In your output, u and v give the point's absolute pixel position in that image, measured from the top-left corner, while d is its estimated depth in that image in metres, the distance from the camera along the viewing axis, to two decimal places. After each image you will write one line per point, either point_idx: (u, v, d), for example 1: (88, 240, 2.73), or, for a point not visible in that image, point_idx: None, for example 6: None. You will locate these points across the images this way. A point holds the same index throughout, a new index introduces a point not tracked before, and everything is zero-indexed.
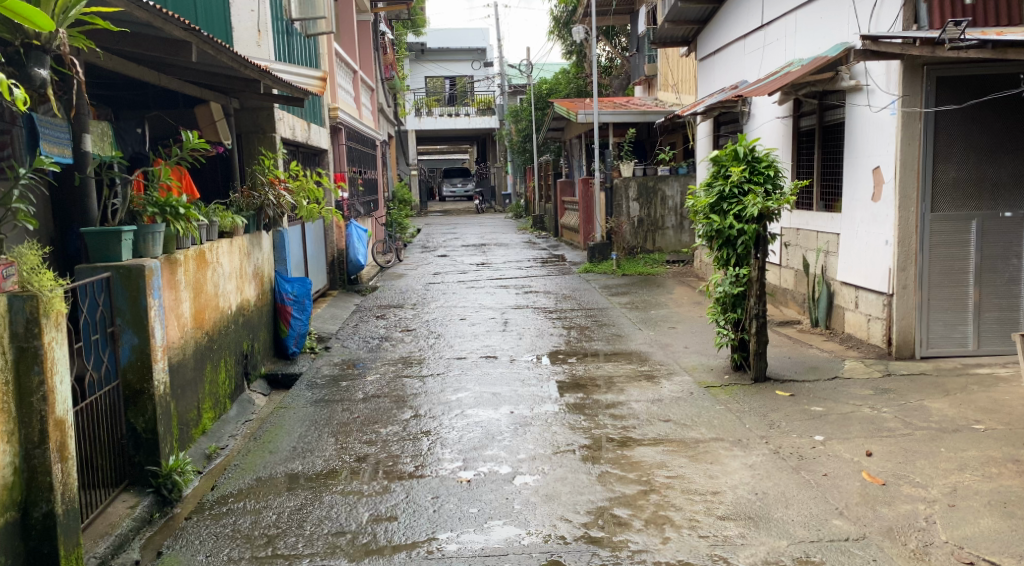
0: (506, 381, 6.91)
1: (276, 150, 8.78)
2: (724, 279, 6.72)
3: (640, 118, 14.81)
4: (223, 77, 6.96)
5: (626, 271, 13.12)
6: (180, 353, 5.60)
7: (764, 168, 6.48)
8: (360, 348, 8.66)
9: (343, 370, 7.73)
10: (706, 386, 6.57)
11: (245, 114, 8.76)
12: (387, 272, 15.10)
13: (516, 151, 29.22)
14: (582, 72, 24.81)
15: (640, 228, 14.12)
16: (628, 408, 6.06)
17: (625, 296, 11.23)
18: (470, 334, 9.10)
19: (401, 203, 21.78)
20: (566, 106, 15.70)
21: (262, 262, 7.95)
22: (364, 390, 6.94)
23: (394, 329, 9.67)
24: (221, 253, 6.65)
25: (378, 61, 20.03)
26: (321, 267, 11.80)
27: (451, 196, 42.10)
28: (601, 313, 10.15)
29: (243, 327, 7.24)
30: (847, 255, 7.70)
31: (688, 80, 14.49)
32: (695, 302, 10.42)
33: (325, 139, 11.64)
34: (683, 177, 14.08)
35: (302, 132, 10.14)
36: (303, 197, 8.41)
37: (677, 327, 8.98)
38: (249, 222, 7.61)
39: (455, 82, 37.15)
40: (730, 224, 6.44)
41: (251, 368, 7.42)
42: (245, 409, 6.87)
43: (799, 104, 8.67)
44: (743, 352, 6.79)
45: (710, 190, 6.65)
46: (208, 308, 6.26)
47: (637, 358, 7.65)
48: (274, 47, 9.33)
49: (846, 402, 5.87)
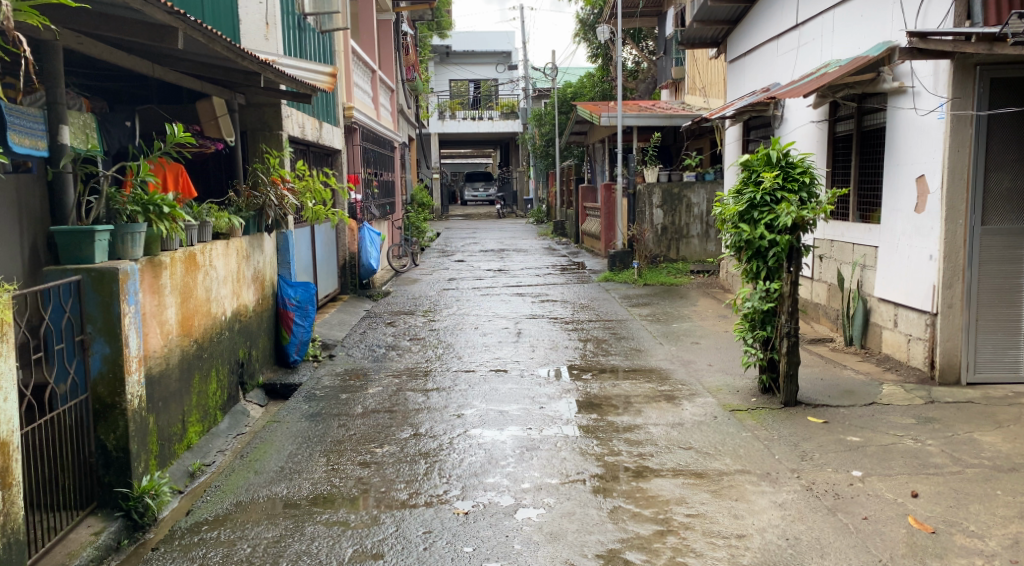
0: (515, 398, 6.46)
1: (282, 149, 8.41)
2: (753, 294, 6.21)
3: (666, 122, 14.33)
4: (222, 69, 6.59)
5: (648, 280, 12.63)
6: (162, 363, 5.22)
7: (799, 174, 5.98)
8: (365, 357, 8.25)
9: (345, 381, 7.32)
10: (732, 410, 6.08)
11: (250, 109, 8.39)
12: (402, 277, 14.72)
13: (538, 155, 28.81)
14: (607, 76, 24.33)
15: (663, 236, 13.61)
16: (645, 433, 5.59)
17: (646, 307, 10.74)
18: (482, 345, 8.65)
19: (420, 207, 21.43)
20: (589, 109, 15.23)
21: (263, 266, 7.56)
22: (364, 404, 6.51)
23: (403, 337, 9.25)
24: (214, 255, 6.26)
25: (399, 62, 19.71)
26: (331, 271, 11.43)
27: (473, 199, 41.75)
28: (620, 325, 9.67)
29: (239, 334, 6.84)
30: (885, 271, 7.18)
31: (717, 83, 13.96)
32: (719, 315, 9.91)
33: (338, 139, 11.28)
34: (710, 184, 13.57)
35: (313, 131, 9.77)
36: (309, 197, 8.03)
37: (701, 342, 8.49)
38: (248, 223, 7.21)
39: (479, 85, 36.78)
40: (761, 234, 5.97)
41: (247, 377, 7.01)
42: (238, 422, 6.46)
43: (836, 107, 8.17)
44: (773, 373, 6.30)
45: (740, 197, 6.15)
46: (199, 315, 5.89)
47: (657, 376, 7.17)
48: (284, 42, 8.96)
49: (886, 432, 5.36)
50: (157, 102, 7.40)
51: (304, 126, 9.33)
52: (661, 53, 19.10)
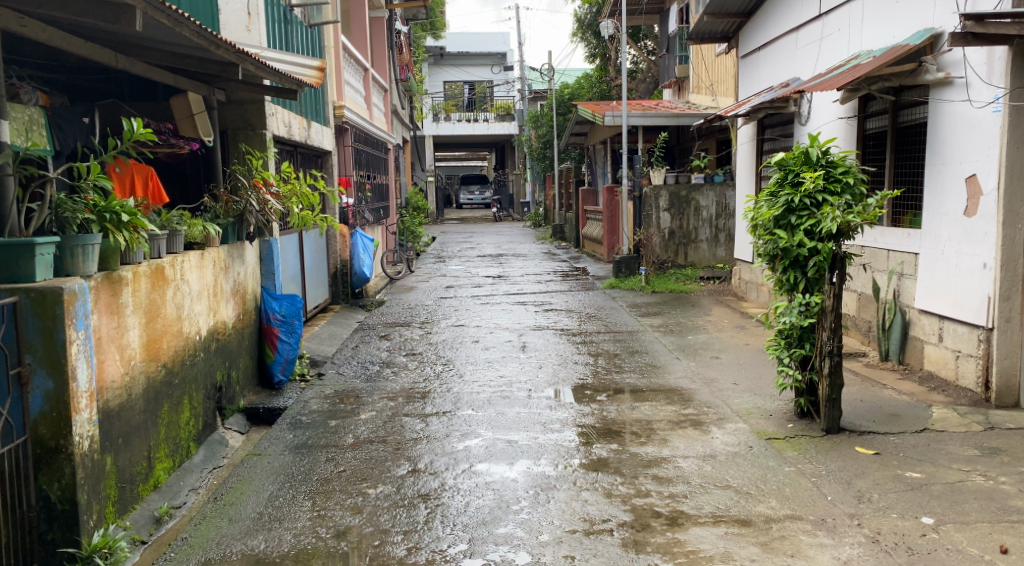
0: (524, 425, 5.81)
1: (266, 149, 7.74)
2: (790, 308, 5.58)
3: (673, 121, 13.70)
4: (197, 61, 5.94)
5: (656, 287, 12.00)
6: (123, 394, 4.54)
7: (841, 175, 5.35)
8: (357, 376, 7.58)
9: (335, 405, 6.66)
10: (768, 438, 5.44)
11: (231, 106, 7.73)
12: (396, 285, 14.06)
13: (535, 158, 28.14)
14: (606, 76, 23.70)
15: (671, 241, 12.97)
16: (674, 467, 4.95)
17: (657, 317, 10.10)
18: (483, 361, 7.99)
19: (416, 211, 20.73)
20: (591, 108, 14.57)
21: (244, 278, 6.90)
22: (355, 432, 5.85)
23: (397, 352, 8.59)
24: (186, 268, 5.58)
25: (393, 62, 19.05)
26: (321, 280, 10.76)
27: (468, 203, 41.04)
28: (631, 337, 9.02)
29: (216, 354, 6.17)
30: (927, 280, 6.55)
31: (726, 80, 13.33)
32: (737, 326, 9.26)
33: (328, 140, 10.63)
34: (719, 186, 12.93)
35: (300, 131, 9.12)
36: (295, 202, 7.38)
37: (721, 357, 7.84)
38: (227, 231, 6.53)
39: (474, 86, 36.07)
40: (800, 241, 5.34)
41: (225, 402, 6.35)
42: (214, 453, 5.78)
43: (866, 102, 7.55)
44: (811, 397, 5.66)
45: (774, 200, 5.51)
46: (168, 336, 5.22)
47: (679, 397, 6.52)
48: (268, 36, 8.32)
49: (949, 466, 4.72)
50: (129, 98, 6.77)
51: (290, 125, 8.68)
52: (663, 51, 18.46)
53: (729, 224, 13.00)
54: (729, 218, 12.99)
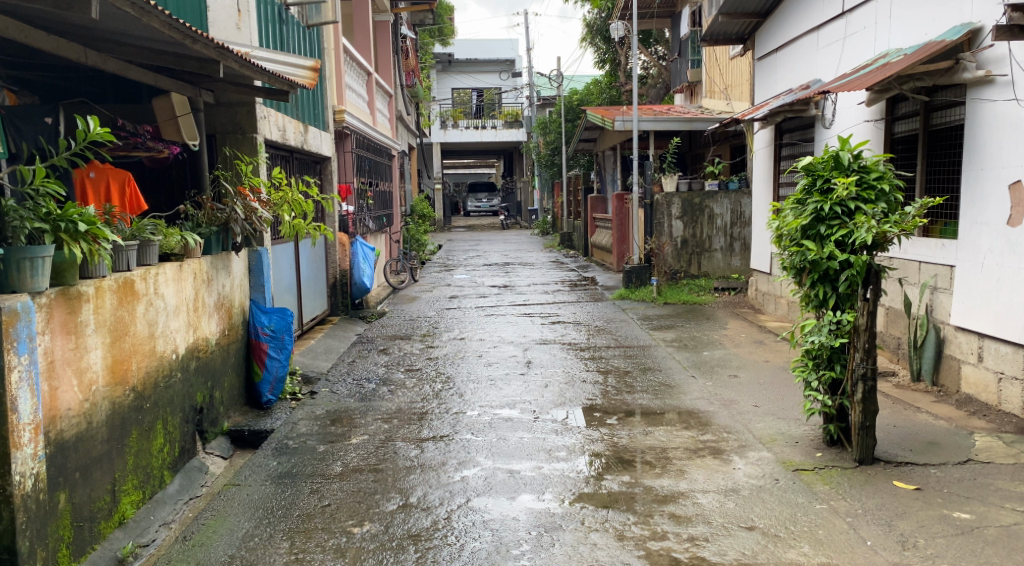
0: (528, 453, 5.35)
1: (257, 154, 7.31)
2: (819, 326, 5.09)
3: (686, 126, 13.20)
4: (173, 57, 5.52)
5: (668, 299, 11.51)
6: (82, 423, 4.09)
7: (875, 181, 4.88)
8: (351, 395, 7.13)
9: (327, 427, 6.21)
10: (796, 470, 4.96)
11: (219, 109, 7.31)
12: (399, 295, 13.62)
13: (543, 165, 27.71)
14: (615, 82, 23.26)
15: (684, 250, 12.49)
16: (693, 503, 4.50)
17: (669, 331, 9.62)
18: (486, 379, 7.53)
19: (421, 219, 20.30)
20: (600, 113, 14.13)
21: (229, 291, 6.45)
22: (344, 460, 5.40)
23: (396, 368, 8.13)
24: (161, 282, 5.13)
25: (398, 67, 18.68)
26: (319, 291, 10.32)
27: (476, 211, 40.60)
28: (643, 353, 8.54)
29: (196, 374, 5.72)
30: (965, 294, 6.06)
31: (741, 84, 12.86)
32: (755, 341, 8.76)
33: (327, 145, 10.23)
34: (734, 194, 12.45)
35: (296, 136, 8.72)
36: (286, 210, 6.97)
37: (739, 376, 7.35)
38: (210, 241, 6.04)
39: (482, 93, 35.69)
40: (830, 253, 4.86)
41: (207, 425, 5.90)
42: (191, 481, 5.32)
43: (894, 104, 7.08)
44: (841, 424, 5.17)
45: (802, 208, 5.05)
46: (139, 355, 4.78)
47: (696, 421, 6.05)
48: (261, 36, 7.94)
49: (1001, 506, 4.25)
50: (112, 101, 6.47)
51: (285, 129, 8.28)
52: (674, 55, 17.98)
53: (743, 233, 12.52)
54: (744, 226, 12.51)
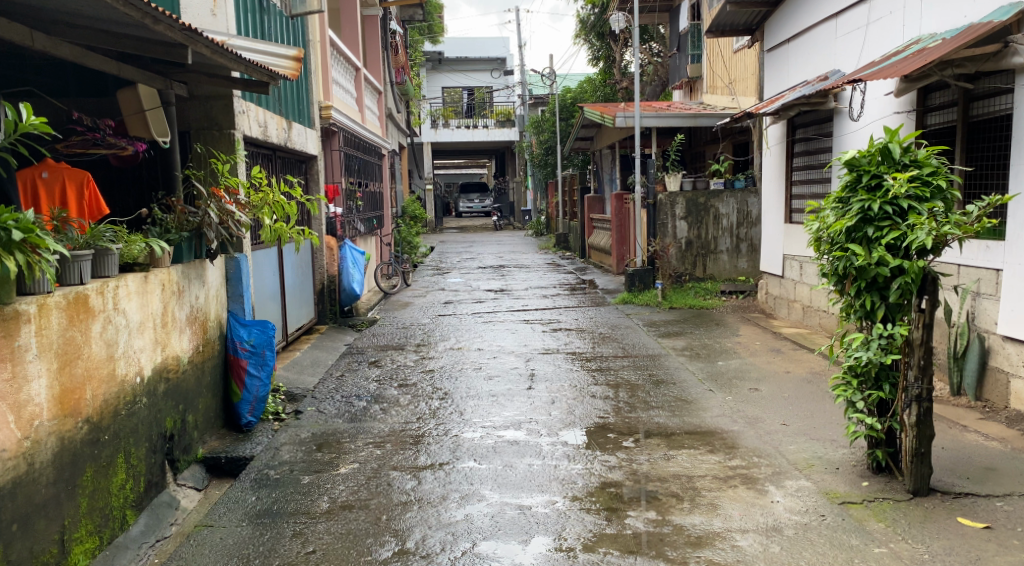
0: (538, 486, 4.79)
1: (235, 152, 6.71)
2: (865, 340, 4.53)
3: (690, 122, 12.60)
4: (134, 40, 4.93)
5: (674, 303, 10.96)
6: (20, 466, 3.54)
7: (930, 176, 4.32)
8: (339, 415, 6.54)
9: (313, 453, 5.62)
10: (843, 502, 4.42)
11: (193, 103, 6.70)
12: (391, 300, 13.02)
13: (536, 164, 27.11)
14: (610, 79, 22.66)
15: (688, 252, 11.92)
16: (733, 547, 3.96)
17: (678, 338, 9.06)
18: (487, 395, 6.94)
19: (413, 220, 19.69)
20: (598, 109, 13.54)
21: (203, 303, 5.84)
22: (332, 494, 4.82)
23: (388, 383, 7.54)
24: (123, 296, 4.53)
25: (388, 63, 18.05)
26: (306, 299, 9.72)
27: (467, 211, 39.99)
28: (653, 363, 7.97)
29: (165, 397, 5.12)
30: (1014, 302, 5.51)
31: (747, 78, 12.31)
32: (772, 349, 8.22)
33: (313, 144, 9.66)
34: (740, 192, 11.89)
35: (278, 133, 8.14)
36: (267, 213, 6.42)
37: (761, 390, 6.79)
38: (182, 248, 5.43)
39: (473, 92, 35.05)
40: (880, 258, 4.30)
41: (178, 453, 5.31)
42: (158, 520, 4.72)
43: (926, 94, 6.55)
44: (890, 449, 4.61)
45: (844, 207, 4.51)
46: (95, 380, 4.19)
47: (722, 443, 5.49)
48: (239, 24, 7.36)
49: None
50: (76, 94, 6.02)
51: (266, 125, 7.69)
52: (672, 50, 17.35)
53: (751, 234, 11.96)
54: (751, 226, 11.94)
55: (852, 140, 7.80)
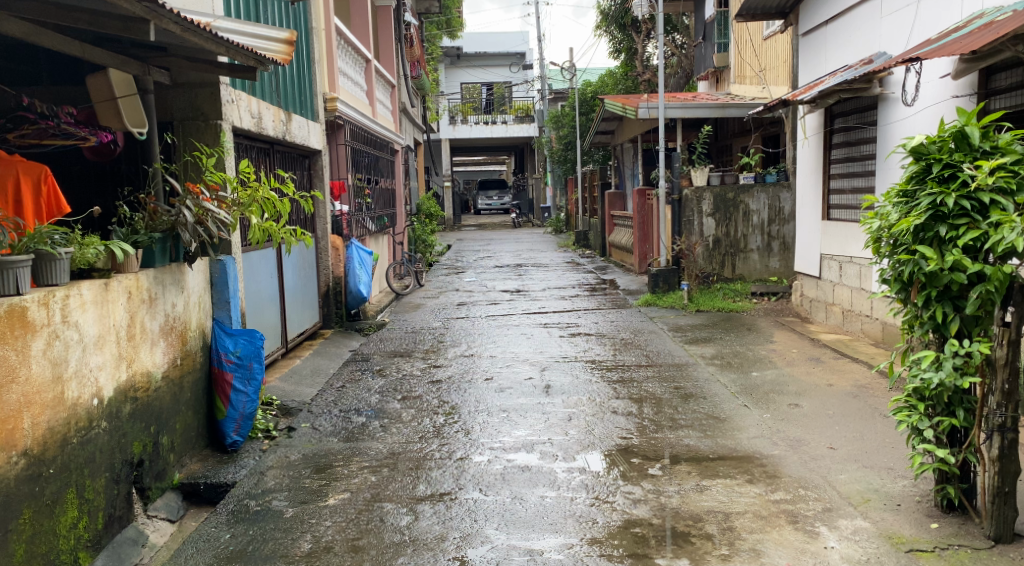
0: (552, 526, 4.18)
1: (222, 144, 6.13)
2: (937, 358, 3.86)
3: (717, 113, 11.92)
4: (90, 15, 4.41)
5: (701, 305, 10.30)
6: None
7: (1016, 165, 3.64)
8: (336, 433, 5.95)
9: (301, 481, 5.02)
10: (910, 549, 3.77)
11: (176, 91, 6.12)
12: (403, 302, 12.46)
13: (556, 160, 26.47)
14: (632, 72, 21.94)
15: (716, 251, 11.24)
16: None
17: (707, 345, 8.41)
18: (499, 410, 6.34)
19: (428, 218, 19.10)
20: (620, 101, 12.87)
21: (180, 311, 5.26)
22: (317, 532, 4.24)
23: (392, 395, 6.95)
24: (74, 307, 3.95)
25: (401, 56, 17.44)
26: (309, 302, 9.16)
27: (486, 209, 39.36)
28: (680, 373, 7.33)
29: (132, 419, 4.54)
30: None
31: (779, 65, 11.61)
32: (810, 359, 7.55)
33: (316, 138, 9.11)
34: (771, 187, 11.19)
35: (275, 125, 7.57)
36: (255, 211, 5.82)
37: (802, 406, 6.14)
38: (156, 251, 4.87)
39: (491, 87, 34.44)
40: (955, 262, 3.65)
41: (149, 481, 4.74)
42: (119, 561, 4.15)
43: (989, 76, 5.88)
44: (964, 485, 3.95)
45: (911, 203, 3.87)
46: (34, 407, 3.61)
47: (762, 471, 4.85)
48: (228, 7, 6.81)
49: None
50: (50, 84, 5.55)
51: (260, 116, 7.12)
52: (697, 40, 16.62)
53: (783, 231, 11.26)
54: (784, 223, 11.25)
55: (904, 127, 7.09)
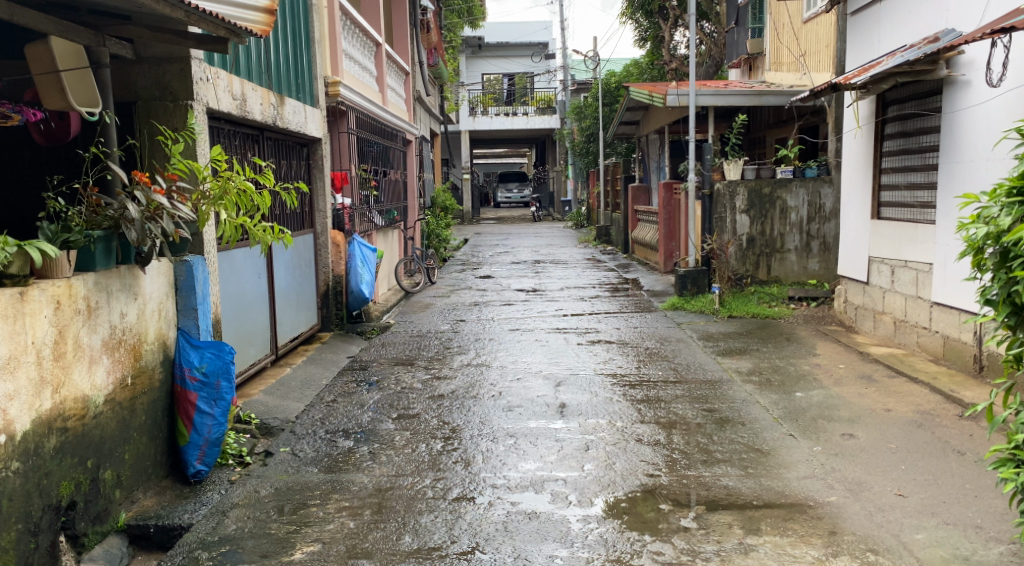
0: None
1: (193, 128, 5.34)
2: None
3: (754, 101, 11.02)
4: None
5: (734, 310, 9.44)
6: None
7: None
8: (318, 461, 5.17)
9: (269, 526, 4.25)
10: None
11: (142, 67, 5.34)
12: (413, 301, 11.69)
13: (578, 153, 25.59)
14: (658, 61, 21.01)
15: (750, 251, 10.36)
16: None
17: (742, 357, 7.56)
18: (506, 435, 5.54)
19: (443, 211, 18.30)
20: (647, 89, 11.98)
21: (132, 322, 4.48)
22: None
23: (388, 412, 6.16)
24: None
25: (417, 40, 16.59)
26: (306, 303, 8.41)
27: (506, 202, 38.37)
28: (714, 391, 6.49)
29: (63, 454, 3.80)
30: None
31: (823, 49, 10.71)
32: (861, 377, 6.69)
33: (315, 124, 8.35)
34: (811, 182, 10.28)
35: (263, 108, 6.80)
36: (228, 206, 5.02)
37: (858, 437, 5.28)
38: (98, 250, 4.09)
39: (513, 78, 33.56)
40: None
41: (82, 527, 3.97)
42: None
43: None
44: None
45: None
46: None
47: (820, 525, 4.02)
48: None
49: None
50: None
51: (244, 97, 6.34)
52: (729, 25, 15.64)
53: (824, 231, 10.36)
54: (824, 222, 10.34)
55: (993, 113, 6.15)
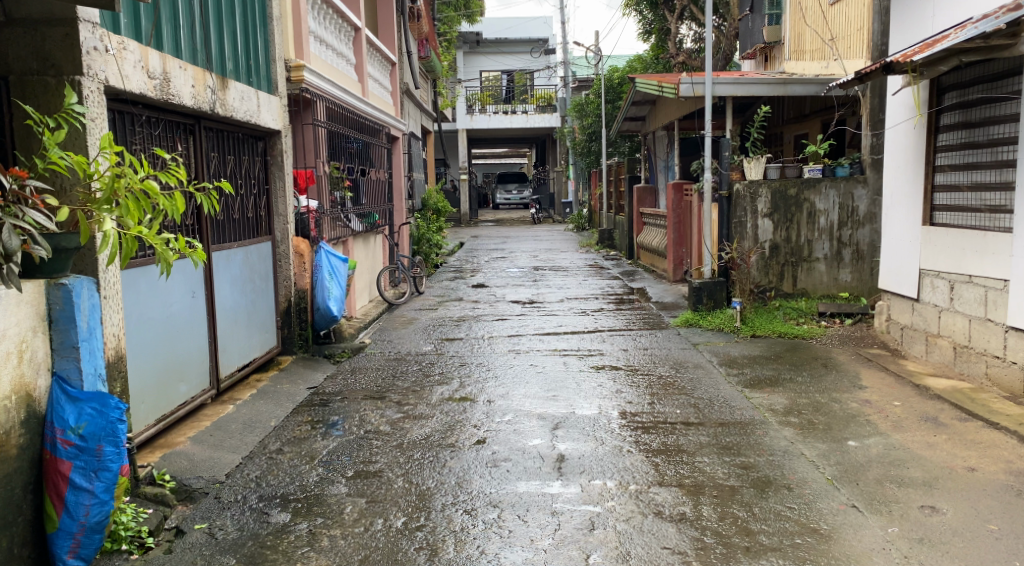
0: None
1: (81, 111, 4.12)
2: None
3: (778, 90, 9.76)
4: None
5: (758, 329, 8.21)
6: None
7: None
8: (240, 548, 3.94)
9: None
10: None
11: (13, 33, 4.12)
12: (394, 315, 10.45)
13: (579, 152, 24.36)
14: (664, 54, 19.81)
15: (774, 260, 9.14)
16: None
17: (775, 390, 6.33)
18: (488, 505, 4.31)
19: (436, 214, 17.06)
20: (657, 78, 10.74)
21: None
22: None
23: (341, 469, 4.93)
24: None
25: (405, 30, 15.34)
26: (262, 324, 7.19)
27: (505, 203, 37.09)
28: (746, 438, 5.26)
29: None
30: None
31: (852, 32, 9.63)
32: (926, 420, 5.47)
33: (272, 114, 7.14)
34: (844, 182, 9.03)
35: (196, 91, 5.58)
36: (119, 213, 3.80)
37: (945, 512, 4.07)
38: None
39: (512, 76, 32.36)
40: None
41: None
42: None
43: None
44: None
45: None
46: None
47: None
48: None
49: None
50: None
51: (166, 77, 5.13)
52: (743, 12, 14.41)
53: (857, 237, 9.14)
54: (857, 227, 9.11)
55: None
